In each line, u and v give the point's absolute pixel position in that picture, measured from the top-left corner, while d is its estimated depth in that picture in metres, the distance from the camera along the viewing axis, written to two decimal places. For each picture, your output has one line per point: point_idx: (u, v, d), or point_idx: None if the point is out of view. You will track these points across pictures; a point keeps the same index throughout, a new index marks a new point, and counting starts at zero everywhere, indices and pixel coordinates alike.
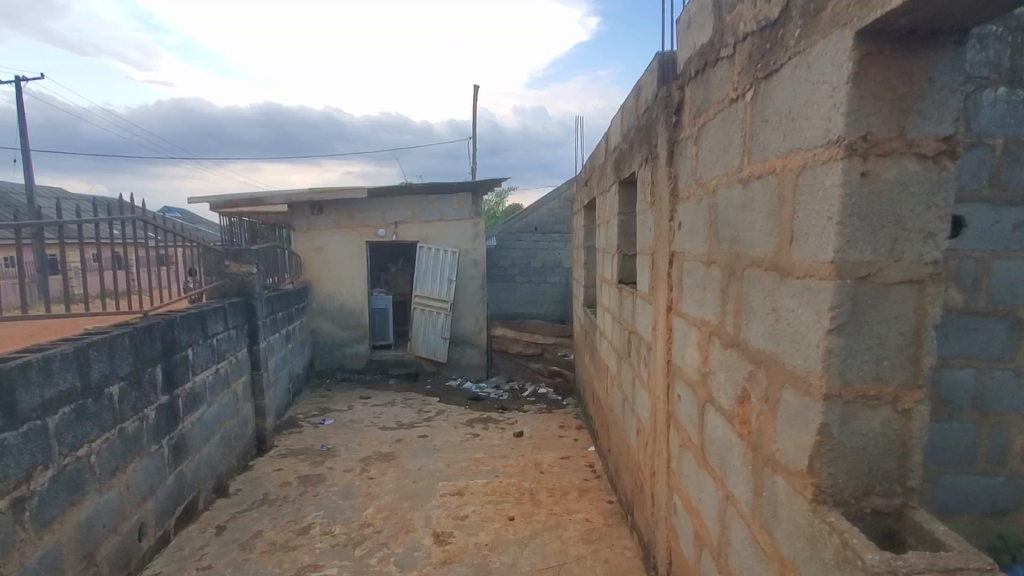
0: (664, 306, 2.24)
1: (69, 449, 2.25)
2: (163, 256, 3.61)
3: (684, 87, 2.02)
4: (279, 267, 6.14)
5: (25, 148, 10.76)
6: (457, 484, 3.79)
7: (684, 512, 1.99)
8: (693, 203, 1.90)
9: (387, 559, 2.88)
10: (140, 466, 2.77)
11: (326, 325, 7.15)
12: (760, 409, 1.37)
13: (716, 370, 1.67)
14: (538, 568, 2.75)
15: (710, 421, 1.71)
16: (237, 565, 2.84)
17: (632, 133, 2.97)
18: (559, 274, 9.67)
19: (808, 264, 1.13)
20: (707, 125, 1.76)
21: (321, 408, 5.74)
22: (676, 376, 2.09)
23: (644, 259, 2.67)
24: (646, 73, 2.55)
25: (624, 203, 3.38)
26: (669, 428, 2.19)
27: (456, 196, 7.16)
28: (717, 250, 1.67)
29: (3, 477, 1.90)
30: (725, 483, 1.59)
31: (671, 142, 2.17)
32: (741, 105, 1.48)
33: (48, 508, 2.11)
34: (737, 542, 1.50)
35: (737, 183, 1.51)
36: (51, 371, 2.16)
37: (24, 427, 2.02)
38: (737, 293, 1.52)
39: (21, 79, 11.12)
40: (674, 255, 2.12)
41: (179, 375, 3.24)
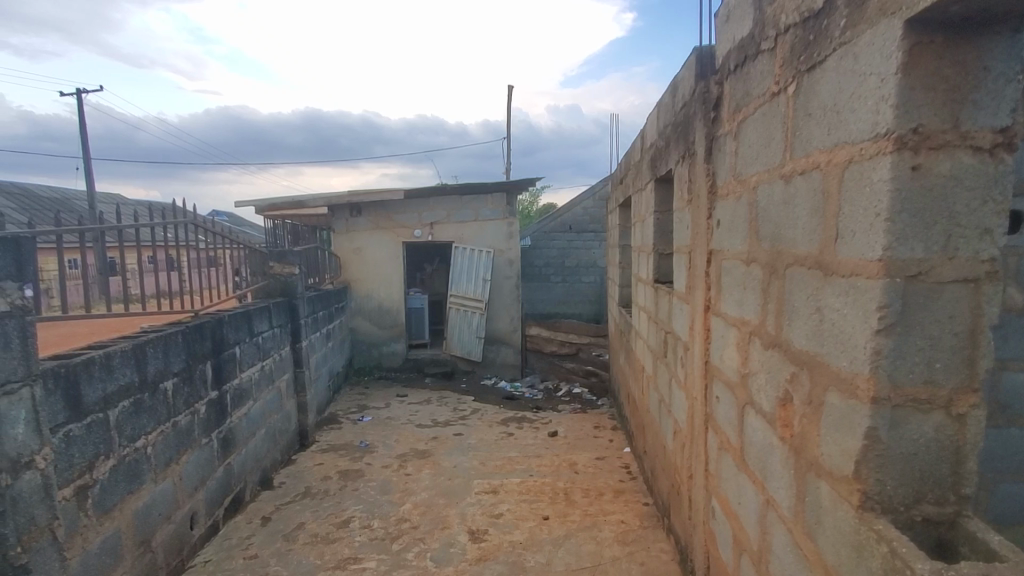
0: (702, 306, 2.20)
1: (128, 440, 2.39)
2: (212, 258, 3.76)
3: (723, 82, 1.98)
4: (320, 267, 6.32)
5: (87, 157, 11.50)
6: (493, 482, 3.82)
7: (723, 516, 1.94)
8: (732, 200, 1.86)
9: (424, 554, 2.94)
10: (192, 458, 2.91)
11: (365, 324, 7.32)
12: (803, 411, 1.33)
13: (756, 371, 1.63)
14: (572, 569, 2.74)
15: (750, 424, 1.67)
16: (281, 555, 2.94)
17: (668, 129, 2.93)
18: (594, 274, 9.60)
19: (855, 262, 1.09)
20: (747, 119, 1.72)
21: (360, 405, 5.89)
22: (715, 377, 2.05)
23: (681, 258, 2.62)
24: (683, 69, 2.51)
25: (661, 201, 3.32)
26: (707, 431, 2.15)
27: (490, 197, 7.21)
28: (758, 248, 1.62)
29: (69, 465, 2.03)
30: (766, 487, 1.55)
31: (709, 138, 2.13)
32: (783, 99, 1.44)
33: (108, 496, 2.24)
34: (779, 548, 1.46)
35: (779, 179, 1.47)
36: (111, 366, 2.29)
37: (88, 419, 2.15)
38: (779, 292, 1.48)
39: (82, 91, 11.92)
40: (712, 254, 2.08)
41: (228, 372, 3.39)
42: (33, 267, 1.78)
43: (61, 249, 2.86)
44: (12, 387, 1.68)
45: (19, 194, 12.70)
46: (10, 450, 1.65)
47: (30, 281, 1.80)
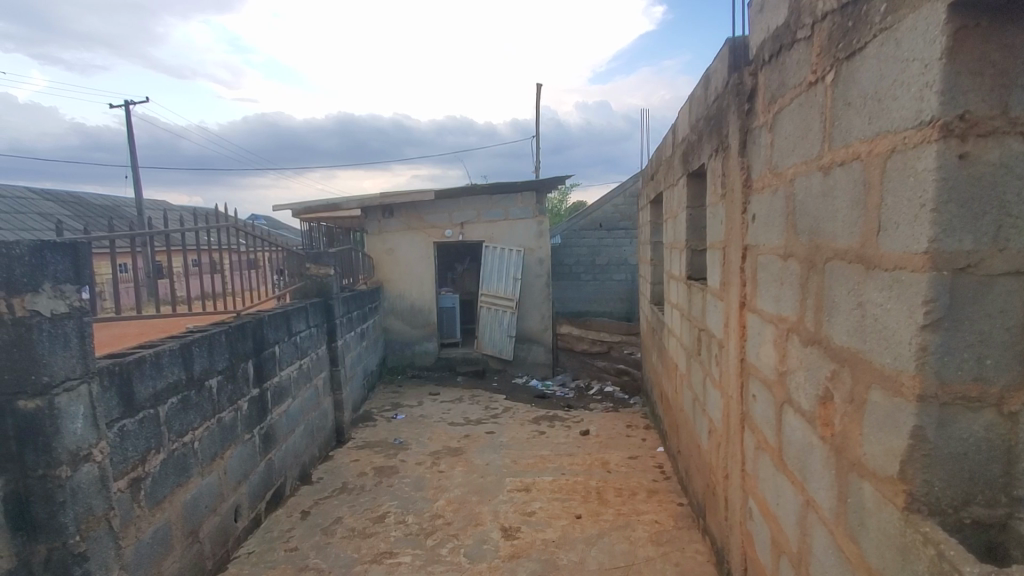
0: (737, 302, 2.15)
1: (177, 435, 2.51)
2: (253, 260, 3.90)
3: (757, 73, 1.93)
4: (353, 268, 6.46)
5: (135, 165, 12.11)
6: (525, 480, 3.84)
7: (761, 517, 1.90)
8: (769, 193, 1.81)
9: (458, 550, 2.97)
10: (236, 453, 3.03)
11: (397, 323, 7.44)
12: (844, 410, 1.29)
13: (795, 368, 1.59)
14: (606, 568, 2.73)
15: (789, 423, 1.63)
16: (320, 548, 3.03)
17: (701, 123, 2.87)
18: (625, 272, 9.52)
19: (899, 255, 1.05)
20: (784, 110, 1.67)
21: (394, 403, 6.00)
22: (751, 375, 2.00)
23: (716, 254, 2.57)
24: (716, 61, 2.46)
25: (693, 196, 3.26)
26: (744, 430, 2.10)
27: (520, 196, 7.23)
28: (796, 242, 1.58)
29: (124, 459, 2.15)
30: (806, 488, 1.51)
31: (744, 131, 2.09)
32: (821, 89, 1.39)
33: (159, 488, 2.36)
34: (819, 550, 1.42)
35: (817, 170, 1.43)
36: (161, 365, 2.41)
37: (140, 415, 2.26)
38: (818, 288, 1.44)
39: (129, 103, 12.55)
40: (748, 250, 2.04)
41: (268, 370, 3.51)
42: (90, 270, 1.87)
43: (114, 253, 3.00)
44: (72, 384, 1.79)
45: (72, 203, 13.40)
46: (70, 444, 1.75)
47: (87, 284, 1.90)
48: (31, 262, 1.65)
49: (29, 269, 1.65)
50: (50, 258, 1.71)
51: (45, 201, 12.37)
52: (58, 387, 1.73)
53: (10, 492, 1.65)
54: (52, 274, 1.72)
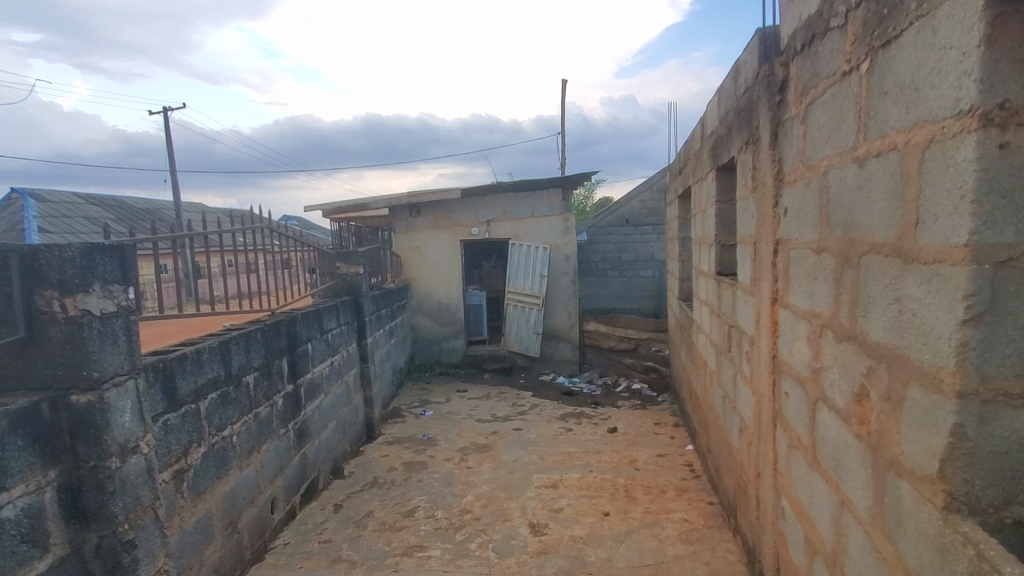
0: (769, 298, 2.11)
1: (216, 429, 2.61)
2: (286, 260, 4.01)
3: (788, 64, 1.89)
4: (382, 266, 6.56)
5: (173, 170, 12.58)
6: (552, 477, 3.85)
7: (794, 516, 1.87)
8: (801, 186, 1.77)
9: (486, 545, 3.01)
10: (272, 447, 3.13)
11: (425, 321, 7.52)
12: (880, 408, 1.26)
13: (830, 365, 1.55)
14: (635, 565, 2.72)
15: (823, 421, 1.59)
16: (353, 540, 3.11)
17: (730, 116, 2.82)
18: (652, 268, 9.41)
19: (937, 248, 1.02)
20: (817, 101, 1.63)
21: (422, 400, 6.08)
22: (783, 372, 1.96)
23: (746, 249, 2.52)
24: (746, 52, 2.41)
25: (722, 190, 3.21)
26: (776, 428, 2.07)
27: (546, 193, 7.22)
28: (830, 236, 1.54)
29: (168, 451, 2.25)
30: (841, 487, 1.47)
31: (775, 123, 2.05)
32: (856, 78, 1.36)
33: (201, 480, 2.46)
34: (855, 551, 1.39)
35: (852, 162, 1.39)
36: (201, 362, 2.51)
37: (183, 409, 2.37)
38: (853, 283, 1.41)
39: (167, 109, 13.06)
40: (780, 244, 2.00)
41: (302, 366, 3.61)
42: (135, 271, 1.97)
43: (156, 254, 3.13)
44: (120, 379, 1.88)
45: (116, 207, 14.01)
46: (119, 436, 1.84)
47: (133, 284, 1.99)
48: (82, 263, 1.74)
49: (80, 270, 1.74)
50: (99, 260, 1.80)
51: (90, 205, 12.96)
52: (108, 383, 1.82)
53: (64, 482, 1.73)
54: (101, 275, 1.81)
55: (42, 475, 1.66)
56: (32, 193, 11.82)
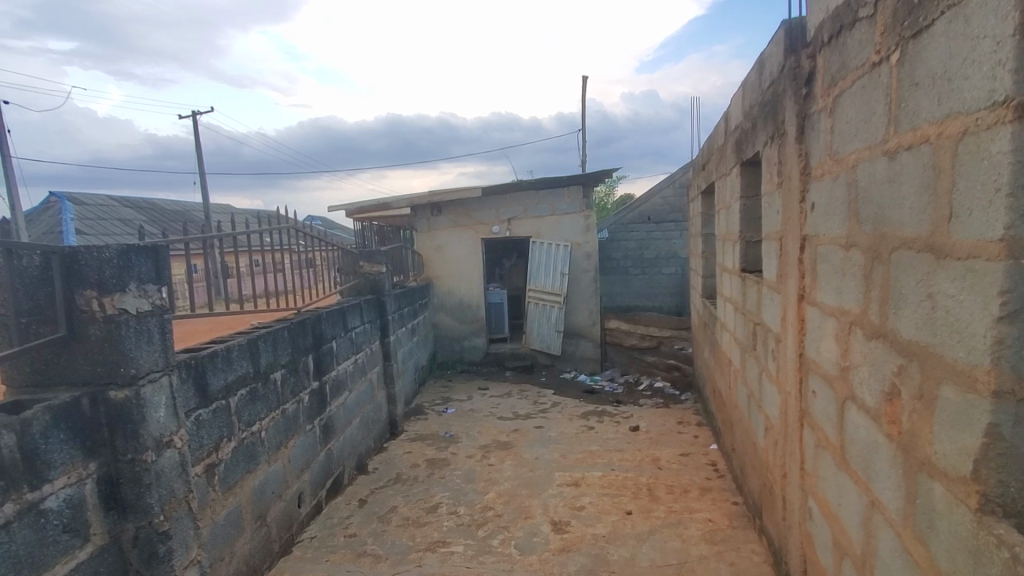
0: (795, 295, 2.07)
1: (246, 425, 2.68)
2: (311, 259, 4.08)
3: (815, 55, 1.85)
4: (404, 265, 6.63)
5: (202, 172, 12.92)
6: (574, 475, 3.84)
7: (822, 518, 1.83)
8: (829, 181, 1.74)
9: (508, 541, 3.03)
10: (299, 443, 3.20)
11: (446, 319, 7.58)
12: (912, 407, 1.23)
13: (859, 363, 1.52)
14: (658, 565, 2.70)
15: (852, 421, 1.56)
16: (377, 535, 3.16)
17: (755, 109, 2.77)
18: (675, 265, 9.29)
19: (972, 243, 0.99)
20: (845, 93, 1.60)
21: (444, 397, 6.13)
22: (811, 371, 1.93)
23: (772, 245, 2.47)
24: (771, 44, 2.37)
25: (747, 185, 3.15)
26: (803, 428, 2.03)
27: (567, 190, 7.20)
28: (858, 231, 1.51)
29: (200, 446, 2.32)
30: (871, 488, 1.45)
31: (801, 116, 2.01)
32: (886, 69, 1.32)
33: (231, 474, 2.53)
34: (885, 553, 1.36)
35: (882, 155, 1.36)
36: (231, 359, 2.58)
37: (214, 405, 2.44)
38: (883, 279, 1.38)
39: (196, 113, 13.43)
40: (807, 240, 1.96)
41: (327, 364, 3.68)
42: (169, 270, 2.03)
43: (187, 254, 3.22)
44: (155, 376, 1.95)
45: (148, 209, 14.46)
46: (154, 431, 1.91)
47: (167, 283, 2.06)
48: (119, 263, 1.81)
49: (117, 270, 1.81)
50: (135, 260, 1.87)
51: (124, 208, 13.40)
52: (144, 379, 1.88)
53: (102, 475, 1.80)
54: (137, 275, 1.88)
55: (83, 467, 1.73)
56: (70, 196, 12.28)
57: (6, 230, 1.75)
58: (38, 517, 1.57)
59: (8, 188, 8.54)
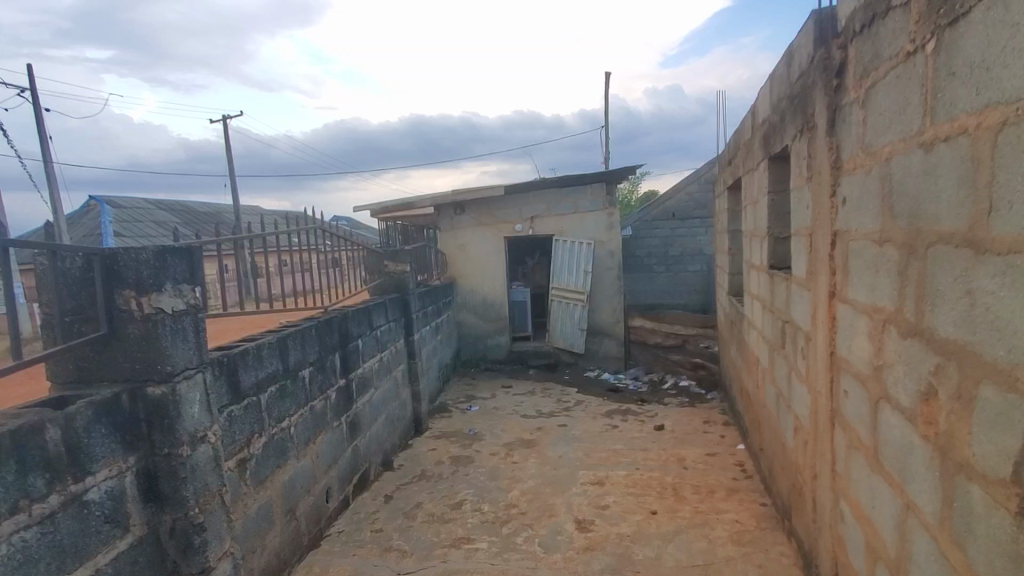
0: (826, 292, 2.02)
1: (276, 421, 2.75)
2: (337, 258, 4.14)
3: (846, 46, 1.80)
4: (427, 264, 6.69)
5: (232, 175, 13.28)
6: (598, 474, 3.83)
7: (854, 521, 1.79)
8: (861, 175, 1.69)
9: (533, 539, 3.03)
10: (326, 439, 3.27)
11: (470, 318, 7.62)
12: (949, 408, 1.19)
13: (893, 362, 1.48)
14: (683, 566, 2.67)
15: (885, 421, 1.52)
16: (403, 531, 3.20)
17: (783, 102, 2.71)
18: (700, 262, 9.16)
19: (1014, 238, 0.95)
20: (878, 84, 1.55)
21: (468, 396, 6.17)
22: (842, 370, 1.88)
23: (802, 241, 2.42)
24: (801, 35, 2.31)
25: (775, 180, 3.08)
26: (834, 428, 1.98)
27: (590, 188, 7.16)
28: (892, 226, 1.47)
29: (233, 441, 2.40)
30: (906, 490, 1.40)
31: (832, 109, 1.95)
32: (921, 59, 1.28)
33: (263, 468, 2.60)
34: (921, 558, 1.33)
35: (918, 148, 1.32)
36: (261, 357, 2.65)
37: (246, 401, 2.51)
38: (919, 275, 1.33)
39: (226, 118, 13.80)
40: (838, 235, 1.91)
41: (353, 362, 3.74)
42: (202, 270, 2.10)
43: (219, 255, 3.31)
44: (190, 373, 2.02)
45: (182, 211, 14.93)
46: (189, 426, 1.98)
47: (200, 283, 2.12)
48: (155, 264, 1.88)
49: (154, 270, 1.87)
50: (170, 261, 1.94)
51: (159, 210, 13.85)
52: (179, 375, 1.95)
53: (141, 468, 1.87)
54: (172, 275, 1.94)
55: (123, 461, 1.80)
56: (109, 200, 12.75)
57: (50, 232, 1.83)
58: (81, 508, 1.64)
59: (52, 194, 8.94)
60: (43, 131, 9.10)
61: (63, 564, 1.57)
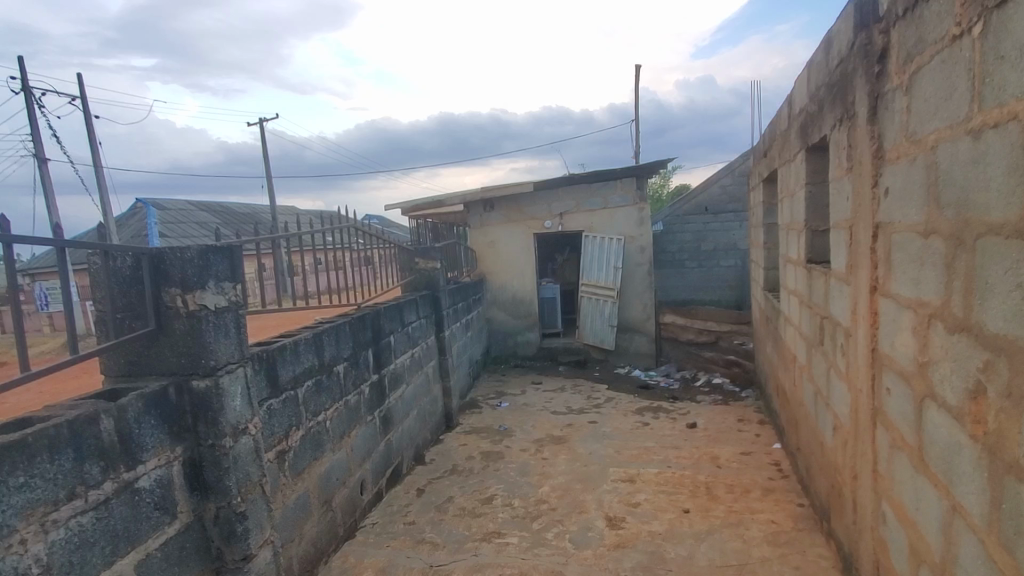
0: (867, 287, 1.95)
1: (313, 415, 2.84)
2: (369, 257, 4.22)
3: (888, 31, 1.73)
4: (457, 261, 6.75)
5: (269, 176, 13.69)
6: (629, 471, 3.80)
7: (897, 523, 1.73)
8: (905, 164, 1.63)
9: (563, 535, 3.04)
10: (360, 433, 3.35)
11: (499, 314, 7.65)
12: (999, 406, 1.14)
13: (939, 359, 1.42)
14: (716, 565, 2.63)
15: (930, 420, 1.47)
16: (435, 524, 3.26)
17: (822, 90, 2.62)
18: (734, 257, 8.96)
19: None
20: (922, 70, 1.49)
21: (498, 392, 6.21)
22: (885, 367, 1.82)
23: (841, 234, 2.34)
24: (840, 21, 2.23)
25: (812, 171, 2.99)
26: (875, 427, 1.92)
27: (620, 183, 7.09)
28: (939, 217, 1.41)
29: (272, 434, 2.48)
30: (951, 492, 1.35)
31: (874, 96, 1.88)
32: (968, 42, 1.22)
33: (300, 460, 2.69)
34: (968, 562, 1.28)
35: (965, 135, 1.27)
36: (298, 352, 2.73)
37: (284, 395, 2.60)
38: (967, 268, 1.28)
39: (263, 121, 14.26)
40: (879, 228, 1.84)
41: (386, 357, 3.82)
42: (242, 268, 2.17)
43: (258, 254, 3.42)
44: (232, 367, 2.10)
45: (222, 211, 15.48)
46: (231, 419, 2.06)
47: (241, 281, 2.20)
48: (199, 263, 1.96)
49: (198, 269, 1.96)
50: (213, 260, 2.01)
51: (200, 211, 14.40)
52: (222, 370, 2.03)
53: (188, 458, 1.97)
54: (215, 273, 2.02)
55: (170, 451, 1.89)
56: (154, 202, 13.31)
57: (103, 233, 1.95)
58: (133, 495, 1.73)
59: (102, 198, 9.40)
60: (93, 137, 9.58)
61: (118, 548, 1.66)
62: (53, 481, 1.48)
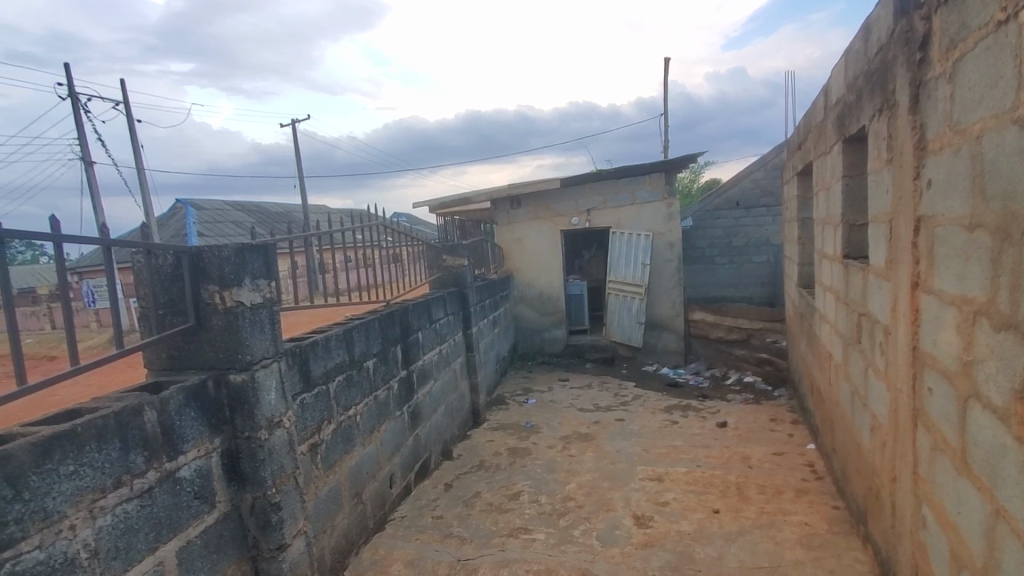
0: (908, 283, 1.88)
1: (343, 409, 2.91)
2: (398, 254, 4.28)
3: (930, 16, 1.66)
4: (484, 258, 6.78)
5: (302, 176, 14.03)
6: (657, 470, 3.76)
7: (937, 527, 1.67)
8: (948, 155, 1.56)
9: (591, 533, 3.04)
10: (389, 428, 3.41)
11: (526, 311, 7.65)
12: None
13: (984, 358, 1.36)
14: (747, 567, 2.59)
15: (974, 420, 1.41)
16: (462, 519, 3.29)
17: (859, 79, 2.53)
18: (767, 252, 8.73)
19: None
20: (966, 58, 1.42)
21: (525, 388, 6.22)
22: (926, 365, 1.75)
23: (880, 228, 2.26)
24: (880, 7, 2.15)
25: (849, 164, 2.89)
26: (916, 428, 1.85)
27: (648, 178, 7.00)
28: (984, 210, 1.35)
29: (305, 427, 2.55)
30: (995, 495, 1.30)
31: (915, 84, 1.81)
32: (1014, 27, 1.16)
33: (332, 453, 2.76)
34: (1012, 568, 1.22)
35: (1012, 124, 1.21)
36: (329, 347, 2.79)
37: (316, 390, 2.66)
38: (1014, 263, 1.22)
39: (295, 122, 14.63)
40: (921, 221, 1.77)
41: (414, 353, 3.87)
42: (276, 267, 2.24)
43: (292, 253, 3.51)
44: (267, 362, 2.16)
45: (257, 211, 15.95)
46: (266, 412, 2.13)
47: (275, 278, 2.27)
48: (236, 261, 2.03)
49: (234, 267, 2.02)
50: (249, 258, 2.08)
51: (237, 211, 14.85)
52: (258, 364, 2.10)
53: (225, 449, 2.04)
54: (251, 271, 2.09)
55: (209, 442, 1.96)
56: (193, 203, 13.79)
57: (146, 232, 2.03)
58: (175, 483, 1.81)
59: (144, 199, 9.80)
60: (136, 141, 10.00)
61: (160, 534, 1.74)
62: (101, 469, 1.55)
